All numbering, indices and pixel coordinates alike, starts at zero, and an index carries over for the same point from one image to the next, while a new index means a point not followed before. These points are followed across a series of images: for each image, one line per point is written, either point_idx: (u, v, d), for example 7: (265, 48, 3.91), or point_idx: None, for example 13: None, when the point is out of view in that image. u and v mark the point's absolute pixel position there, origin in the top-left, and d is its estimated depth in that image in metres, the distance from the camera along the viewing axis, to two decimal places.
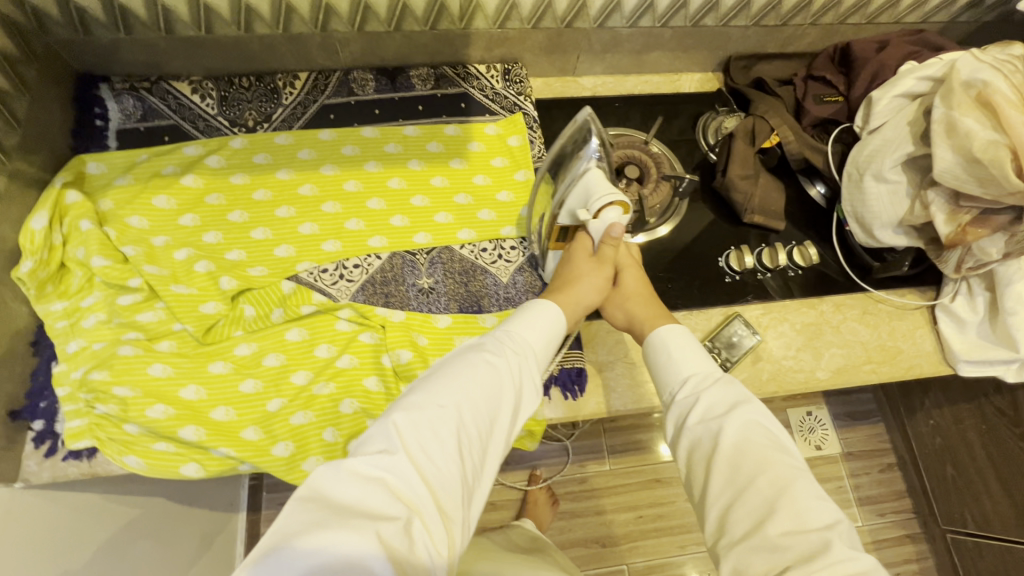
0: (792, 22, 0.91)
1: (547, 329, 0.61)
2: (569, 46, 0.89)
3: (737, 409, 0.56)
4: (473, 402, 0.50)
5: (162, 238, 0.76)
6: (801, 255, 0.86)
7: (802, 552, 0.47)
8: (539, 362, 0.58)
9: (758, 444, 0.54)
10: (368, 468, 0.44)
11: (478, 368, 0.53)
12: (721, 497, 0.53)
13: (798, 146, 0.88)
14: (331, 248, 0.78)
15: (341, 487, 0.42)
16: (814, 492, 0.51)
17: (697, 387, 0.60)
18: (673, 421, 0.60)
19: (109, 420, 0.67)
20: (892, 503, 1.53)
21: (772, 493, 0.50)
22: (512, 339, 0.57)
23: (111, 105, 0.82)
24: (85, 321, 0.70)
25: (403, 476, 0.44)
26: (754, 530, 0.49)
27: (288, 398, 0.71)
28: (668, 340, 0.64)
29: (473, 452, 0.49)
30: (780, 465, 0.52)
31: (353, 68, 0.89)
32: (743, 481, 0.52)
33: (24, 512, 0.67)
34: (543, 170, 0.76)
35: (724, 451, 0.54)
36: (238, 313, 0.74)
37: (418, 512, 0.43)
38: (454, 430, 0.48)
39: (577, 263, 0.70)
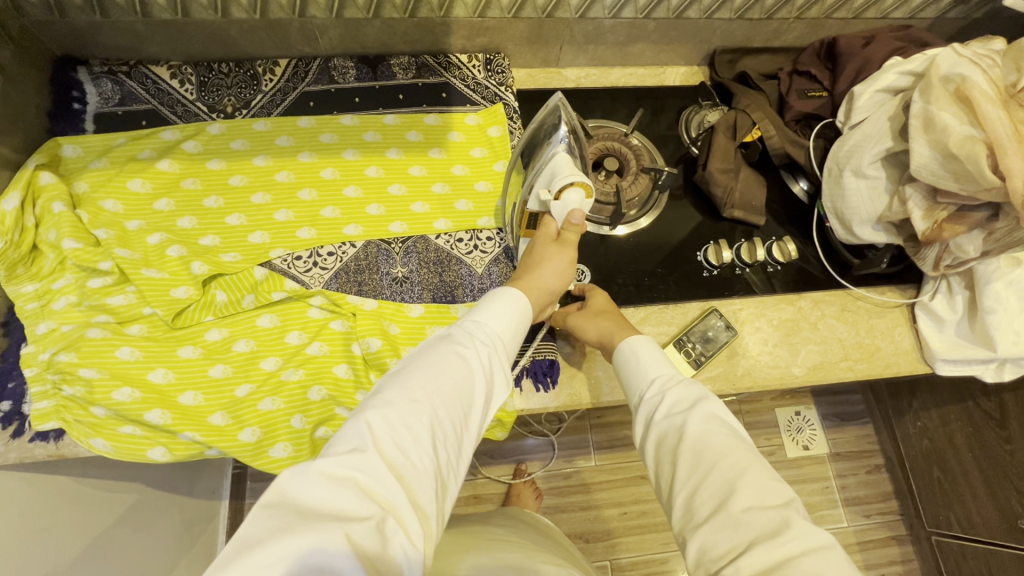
0: (778, 15, 0.90)
1: (516, 320, 0.60)
2: (551, 37, 0.89)
3: (699, 404, 0.56)
4: (446, 397, 0.49)
5: (136, 222, 0.76)
6: (780, 251, 0.85)
7: (764, 528, 0.45)
8: (508, 353, 0.58)
9: (720, 432, 0.53)
10: (338, 468, 0.41)
11: (448, 361, 0.52)
12: (686, 481, 0.51)
13: (780, 141, 0.87)
14: (306, 235, 0.78)
15: (310, 489, 0.40)
16: (770, 474, 0.50)
17: (663, 386, 0.60)
18: (640, 419, 0.60)
19: (75, 402, 0.67)
20: (879, 505, 1.52)
21: (732, 474, 0.50)
22: (483, 332, 0.56)
23: (89, 89, 0.82)
24: (55, 303, 0.70)
25: (375, 473, 0.42)
26: (717, 509, 0.48)
27: (257, 383, 0.71)
28: (636, 347, 0.64)
29: (446, 446, 0.48)
30: (741, 451, 0.52)
31: (334, 56, 0.88)
32: (706, 466, 0.51)
33: None
34: (517, 156, 0.77)
35: (687, 439, 0.53)
36: (210, 298, 0.73)
37: (393, 510, 0.41)
38: (427, 424, 0.47)
39: (539, 250, 0.69)
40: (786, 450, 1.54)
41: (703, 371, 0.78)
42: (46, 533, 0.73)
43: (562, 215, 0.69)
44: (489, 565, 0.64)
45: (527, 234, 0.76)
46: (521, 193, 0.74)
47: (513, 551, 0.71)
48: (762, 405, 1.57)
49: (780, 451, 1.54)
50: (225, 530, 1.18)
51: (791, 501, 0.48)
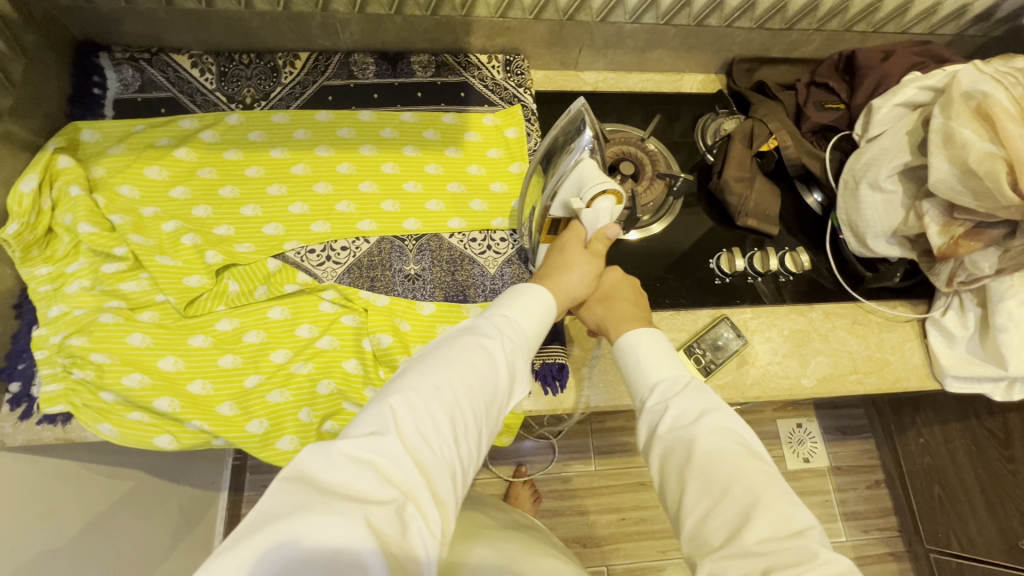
0: (798, 26, 0.90)
1: (541, 316, 0.59)
2: (571, 39, 0.89)
3: (707, 416, 0.56)
4: (468, 387, 0.49)
5: (151, 208, 0.76)
6: (793, 261, 0.85)
7: (781, 560, 0.45)
8: (531, 348, 0.57)
9: (732, 450, 0.53)
10: (357, 450, 0.42)
11: (470, 351, 0.51)
12: (697, 503, 0.51)
13: (797, 151, 0.86)
14: (320, 228, 0.78)
15: (328, 469, 0.40)
16: (787, 498, 0.50)
17: (667, 395, 0.59)
18: (644, 430, 0.59)
19: (84, 386, 0.66)
20: (877, 520, 1.52)
21: (746, 500, 0.49)
22: (508, 325, 0.56)
23: (110, 74, 0.82)
24: (69, 287, 0.70)
25: (392, 458, 0.42)
26: (731, 536, 0.48)
27: (266, 375, 0.71)
28: (635, 348, 0.64)
29: (466, 436, 0.48)
30: (755, 472, 0.51)
31: (354, 51, 0.89)
32: (719, 489, 0.51)
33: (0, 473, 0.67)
34: (537, 161, 0.76)
35: (696, 458, 0.53)
36: (223, 288, 0.73)
37: (411, 491, 0.41)
38: (447, 413, 0.47)
39: (569, 253, 0.68)
40: (786, 462, 1.54)
41: (713, 379, 0.78)
42: (48, 518, 0.73)
43: (593, 225, 0.69)
44: (494, 563, 0.62)
45: (547, 239, 0.76)
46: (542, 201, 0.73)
47: (519, 548, 0.71)
48: (763, 416, 1.57)
49: (780, 464, 1.54)
50: (222, 521, 1.18)
51: (811, 527, 0.48)
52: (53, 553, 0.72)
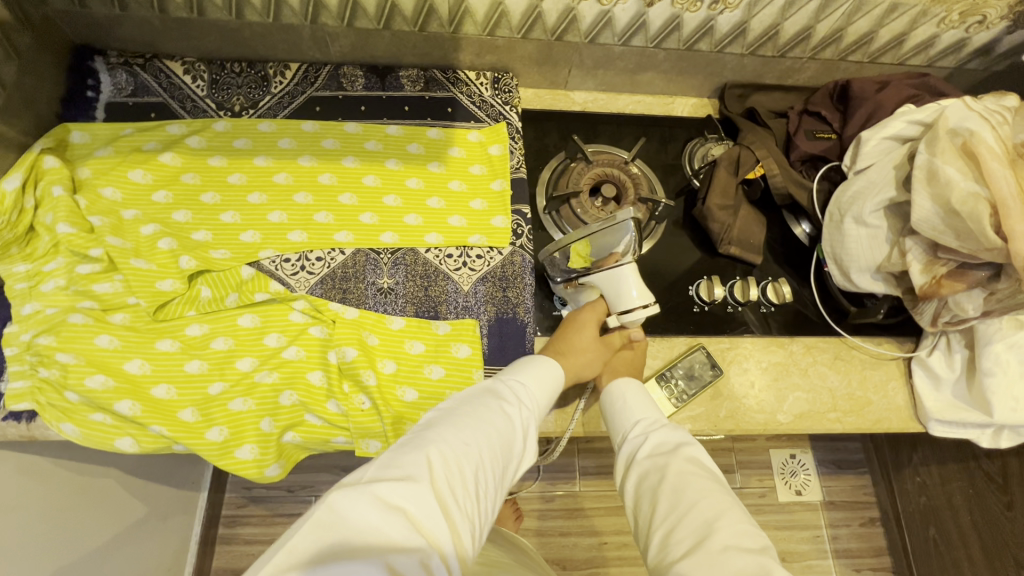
0: (791, 54, 0.89)
1: (549, 386, 0.67)
2: (560, 59, 0.89)
3: (682, 447, 0.62)
4: (488, 446, 0.55)
5: (133, 211, 0.77)
6: (774, 292, 0.83)
7: (742, 569, 0.48)
8: (540, 414, 0.64)
9: (700, 473, 0.59)
10: (391, 497, 0.44)
11: (492, 413, 0.58)
12: (666, 518, 0.56)
13: (783, 180, 0.84)
14: (296, 238, 0.78)
15: (363, 512, 0.42)
16: (745, 520, 0.54)
17: (647, 429, 0.66)
18: (623, 460, 0.66)
19: (51, 385, 0.66)
20: (870, 560, 1.48)
21: (711, 514, 0.54)
22: (523, 394, 0.63)
23: (104, 78, 0.85)
24: (44, 285, 0.71)
25: (423, 507, 0.45)
26: (695, 545, 0.52)
27: (230, 382, 0.70)
28: (619, 390, 0.70)
29: (485, 494, 0.52)
30: (720, 494, 0.56)
31: (344, 63, 0.90)
32: (686, 505, 0.55)
33: None
34: (591, 229, 0.68)
35: (668, 477, 0.59)
36: (195, 293, 0.73)
37: (437, 547, 0.43)
38: (471, 468, 0.51)
39: (584, 335, 0.73)
40: (777, 494, 1.50)
41: (685, 409, 0.76)
42: (10, 514, 0.72)
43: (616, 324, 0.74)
44: None
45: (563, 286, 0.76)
46: (586, 267, 0.71)
47: None
48: (755, 445, 1.53)
49: (771, 495, 1.50)
50: (200, 523, 1.18)
51: (768, 548, 0.51)
52: (15, 549, 0.73)
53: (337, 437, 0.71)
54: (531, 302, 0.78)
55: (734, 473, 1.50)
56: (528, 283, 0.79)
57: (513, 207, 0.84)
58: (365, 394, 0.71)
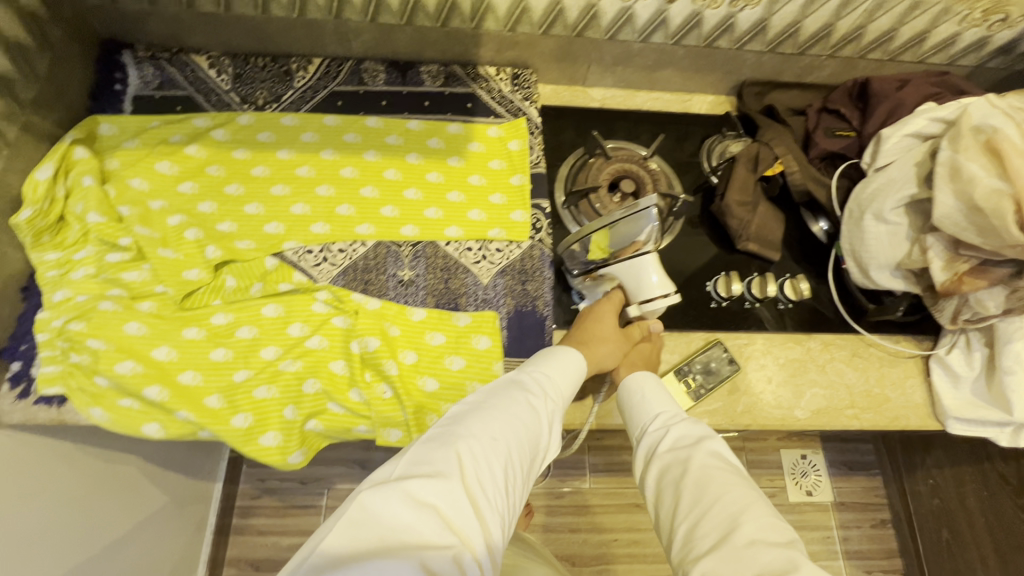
0: (811, 51, 0.89)
1: (573, 377, 0.66)
2: (580, 55, 0.90)
3: (704, 441, 0.61)
4: (515, 441, 0.55)
5: (160, 202, 0.78)
6: (792, 289, 0.82)
7: (769, 565, 0.48)
8: (565, 406, 0.64)
9: (723, 468, 0.58)
10: (422, 495, 0.46)
11: (519, 407, 0.58)
12: (689, 512, 0.55)
13: (802, 177, 0.84)
14: (319, 229, 0.80)
15: (395, 511, 0.44)
16: (770, 515, 0.53)
17: (667, 422, 0.65)
18: (643, 454, 0.64)
19: (81, 370, 0.68)
20: (881, 561, 1.48)
21: (735, 509, 0.53)
22: (548, 386, 0.63)
23: (132, 71, 0.86)
24: (74, 273, 0.72)
25: (453, 504, 0.47)
26: (721, 541, 0.51)
27: (255, 370, 0.71)
28: (640, 382, 0.69)
29: (512, 487, 0.53)
30: (745, 489, 0.55)
31: (366, 58, 0.91)
32: (710, 500, 0.55)
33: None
34: (610, 219, 0.68)
35: (691, 471, 0.58)
36: (220, 283, 0.75)
37: (468, 542, 0.46)
38: (498, 464, 0.52)
39: (605, 325, 0.73)
40: (788, 494, 1.50)
41: (703, 404, 0.76)
42: (41, 495, 0.75)
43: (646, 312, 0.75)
44: None
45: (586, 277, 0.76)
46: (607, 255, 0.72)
47: None
48: (766, 445, 1.53)
49: (781, 494, 1.50)
50: (216, 512, 1.20)
51: (794, 542, 0.51)
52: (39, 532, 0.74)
53: (359, 426, 0.72)
54: (550, 295, 0.79)
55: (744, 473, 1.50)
56: (547, 276, 0.80)
57: (533, 202, 0.85)
58: (387, 383, 0.72)
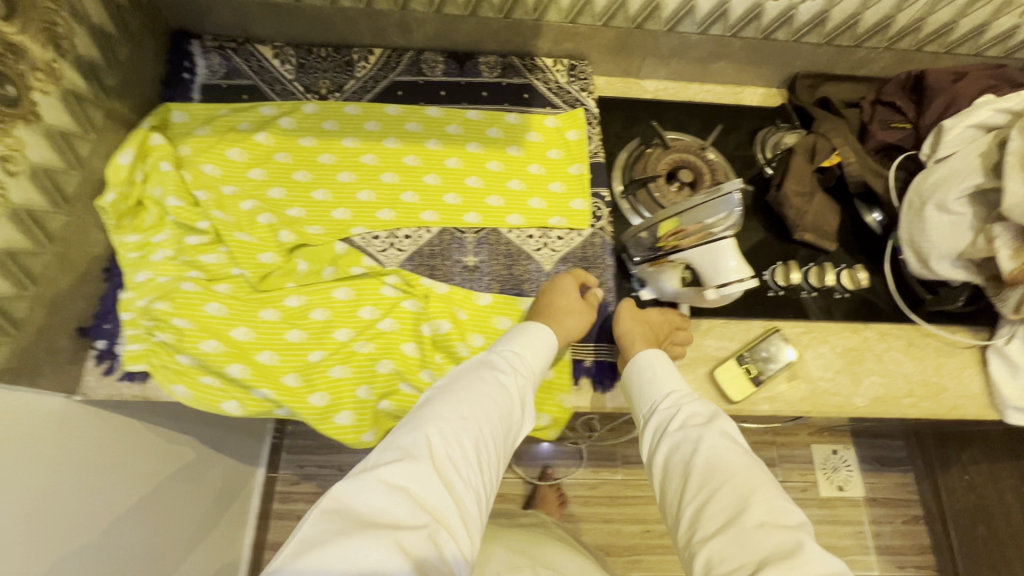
0: (867, 44, 0.90)
1: (545, 352, 0.67)
2: (637, 47, 0.91)
3: (714, 420, 0.60)
4: (487, 418, 0.57)
5: (231, 187, 0.80)
6: (850, 278, 0.85)
7: (777, 547, 0.48)
8: (538, 381, 0.66)
9: (733, 448, 0.57)
10: (393, 479, 0.48)
11: (489, 385, 0.60)
12: (697, 493, 0.55)
13: (860, 168, 0.85)
14: (385, 216, 0.82)
15: (366, 496, 0.46)
16: (782, 496, 0.53)
17: (678, 401, 0.64)
18: (652, 432, 0.63)
19: (164, 348, 0.70)
20: (913, 558, 1.48)
21: (744, 491, 0.53)
22: (520, 363, 0.64)
23: (199, 61, 0.88)
24: (153, 255, 0.74)
25: (424, 485, 0.48)
26: (728, 523, 0.51)
27: (329, 351, 0.73)
28: (653, 360, 0.68)
29: (486, 463, 0.55)
30: (754, 470, 0.55)
31: (425, 49, 0.93)
32: (718, 481, 0.54)
33: (79, 428, 0.71)
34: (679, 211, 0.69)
35: (701, 452, 0.57)
36: (292, 266, 0.76)
37: (441, 520, 0.47)
38: (470, 441, 0.54)
39: (570, 297, 0.73)
40: (819, 489, 1.50)
41: (762, 390, 0.78)
42: (113, 473, 0.76)
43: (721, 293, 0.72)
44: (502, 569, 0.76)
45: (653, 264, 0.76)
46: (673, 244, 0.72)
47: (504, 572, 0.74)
48: (797, 439, 1.54)
49: (812, 489, 1.50)
50: (258, 496, 1.22)
51: (805, 523, 0.50)
52: (115, 510, 0.76)
53: None
54: (612, 282, 0.80)
55: (776, 467, 1.51)
56: (608, 263, 0.81)
57: (592, 190, 0.86)
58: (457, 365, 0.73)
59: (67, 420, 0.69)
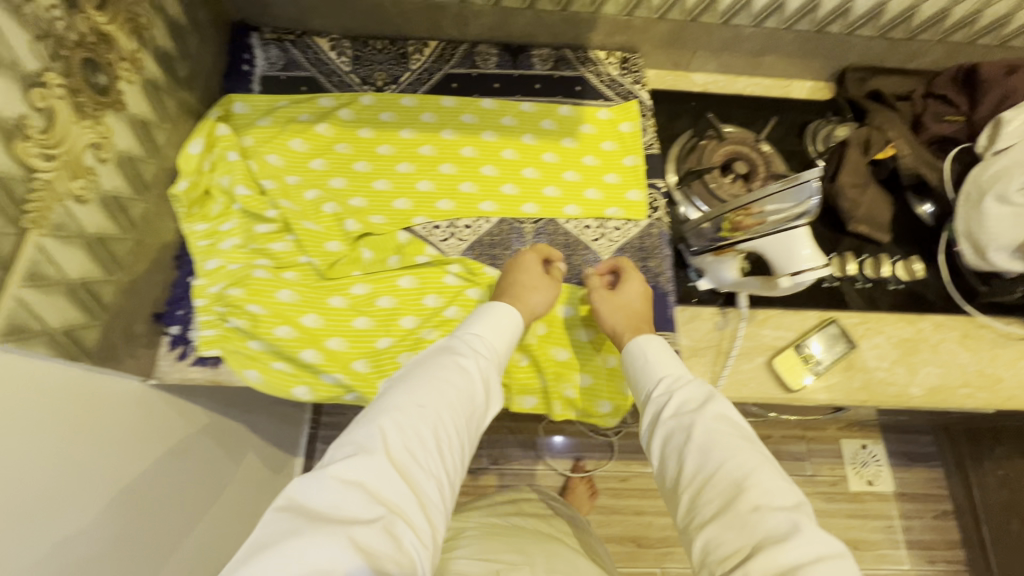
0: (920, 37, 0.91)
1: (507, 331, 0.67)
2: (690, 40, 0.92)
3: (709, 404, 0.59)
4: (448, 405, 0.56)
5: (294, 177, 0.81)
6: (906, 270, 0.87)
7: (773, 531, 0.48)
8: (501, 361, 0.65)
9: (728, 432, 0.56)
10: (347, 475, 0.48)
11: (450, 370, 0.59)
12: (692, 480, 0.55)
13: (914, 161, 0.86)
14: (445, 206, 0.83)
15: (321, 494, 0.47)
16: (777, 476, 0.53)
17: (671, 386, 0.63)
18: (648, 418, 0.63)
19: (236, 334, 0.72)
20: (943, 552, 1.48)
21: (739, 475, 0.53)
22: (483, 345, 0.64)
23: (258, 53, 0.90)
24: (223, 243, 0.76)
25: (379, 478, 0.49)
26: (723, 509, 0.51)
27: (397, 338, 0.74)
28: (645, 344, 0.68)
29: (449, 449, 0.55)
30: (748, 452, 0.54)
31: (479, 42, 0.94)
32: (711, 467, 0.54)
33: (156, 414, 0.70)
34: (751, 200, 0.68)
35: (694, 439, 0.56)
36: (358, 254, 0.77)
37: (397, 512, 0.48)
38: (429, 429, 0.54)
39: (533, 274, 0.74)
40: (849, 483, 1.50)
41: (820, 379, 0.79)
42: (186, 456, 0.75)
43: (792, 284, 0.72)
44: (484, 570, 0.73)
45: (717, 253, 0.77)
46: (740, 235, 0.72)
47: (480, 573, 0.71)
48: (827, 434, 1.53)
49: (842, 483, 1.51)
50: None
51: (799, 502, 0.51)
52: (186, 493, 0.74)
53: None
54: (671, 272, 0.81)
55: (806, 462, 1.51)
56: (666, 254, 0.82)
57: (647, 181, 0.87)
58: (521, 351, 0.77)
59: (146, 402, 0.69)
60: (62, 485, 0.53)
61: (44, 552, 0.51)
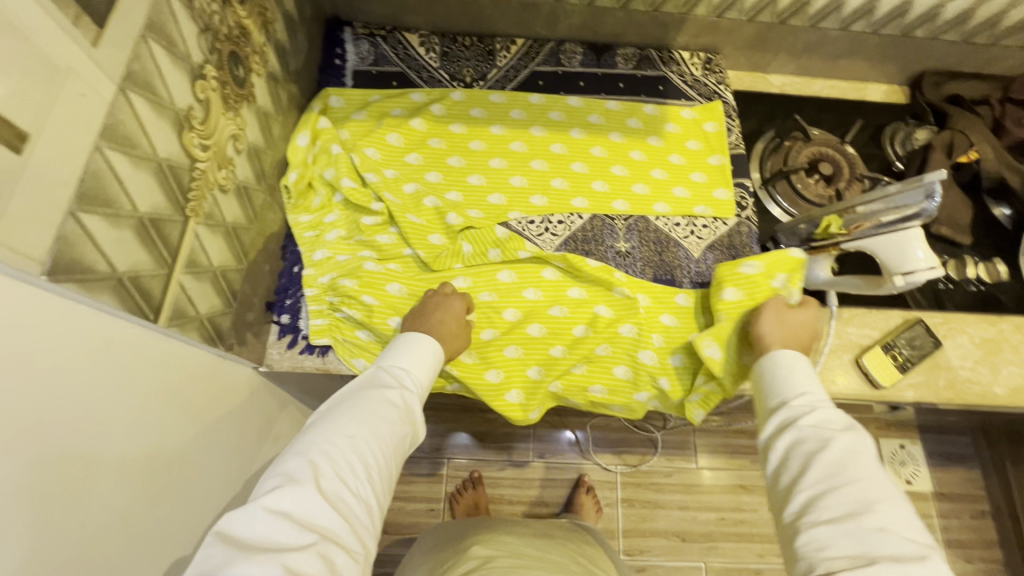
0: (1003, 42, 0.92)
1: (430, 361, 0.64)
2: (774, 42, 0.93)
3: (854, 431, 0.55)
4: (377, 432, 0.52)
5: (391, 171, 0.82)
6: (988, 272, 0.89)
7: (896, 553, 0.45)
8: (425, 389, 0.62)
9: (869, 461, 0.52)
10: (276, 504, 0.44)
11: (379, 401, 0.55)
12: (816, 483, 0.51)
13: (996, 164, 0.89)
14: (538, 202, 0.84)
15: (250, 526, 0.42)
16: (909, 511, 0.49)
17: (813, 402, 0.59)
18: (773, 421, 0.59)
19: (345, 323, 0.74)
20: (981, 552, 1.35)
21: (873, 496, 0.49)
22: (408, 376, 0.61)
23: (349, 48, 0.91)
24: (328, 235, 0.77)
25: (310, 506, 0.44)
26: (848, 517, 0.48)
27: (501, 330, 0.77)
28: (795, 364, 0.63)
29: (382, 475, 0.51)
30: (884, 481, 0.50)
31: (565, 41, 0.96)
32: (845, 481, 0.50)
33: (257, 397, 0.72)
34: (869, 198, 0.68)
35: (832, 450, 0.52)
36: (458, 247, 0.78)
37: (331, 537, 0.44)
38: (361, 458, 0.49)
39: (454, 323, 0.69)
40: None
41: (906, 376, 0.80)
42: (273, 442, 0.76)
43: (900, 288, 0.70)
44: None
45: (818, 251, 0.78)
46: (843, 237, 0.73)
47: None
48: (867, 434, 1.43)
49: None
50: None
51: (934, 546, 0.47)
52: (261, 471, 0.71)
53: (595, 386, 0.78)
54: None
55: None
56: (756, 251, 0.84)
57: (733, 181, 0.88)
58: (608, 344, 0.78)
59: (253, 387, 0.71)
60: (196, 462, 0.56)
61: (178, 532, 0.53)
